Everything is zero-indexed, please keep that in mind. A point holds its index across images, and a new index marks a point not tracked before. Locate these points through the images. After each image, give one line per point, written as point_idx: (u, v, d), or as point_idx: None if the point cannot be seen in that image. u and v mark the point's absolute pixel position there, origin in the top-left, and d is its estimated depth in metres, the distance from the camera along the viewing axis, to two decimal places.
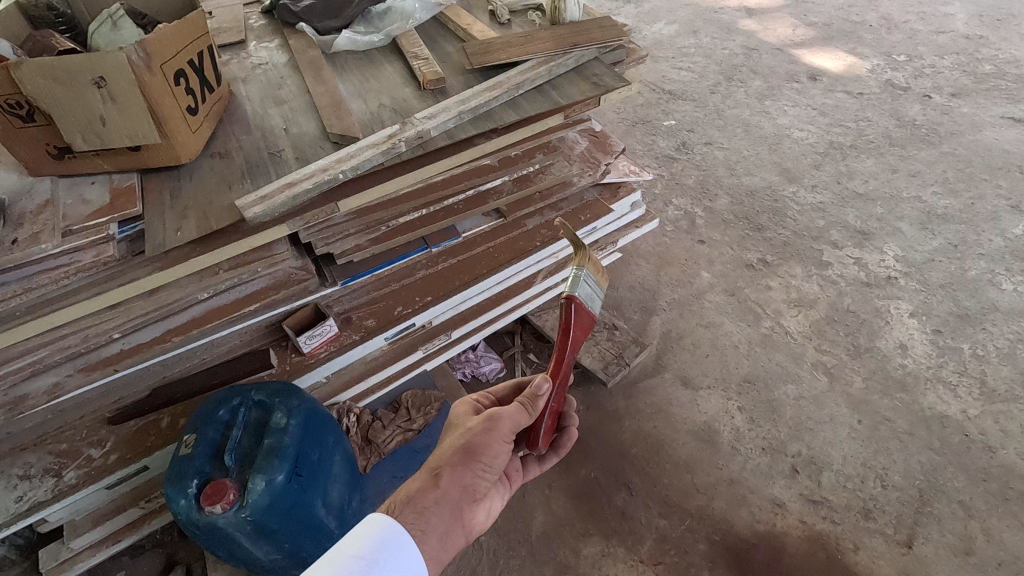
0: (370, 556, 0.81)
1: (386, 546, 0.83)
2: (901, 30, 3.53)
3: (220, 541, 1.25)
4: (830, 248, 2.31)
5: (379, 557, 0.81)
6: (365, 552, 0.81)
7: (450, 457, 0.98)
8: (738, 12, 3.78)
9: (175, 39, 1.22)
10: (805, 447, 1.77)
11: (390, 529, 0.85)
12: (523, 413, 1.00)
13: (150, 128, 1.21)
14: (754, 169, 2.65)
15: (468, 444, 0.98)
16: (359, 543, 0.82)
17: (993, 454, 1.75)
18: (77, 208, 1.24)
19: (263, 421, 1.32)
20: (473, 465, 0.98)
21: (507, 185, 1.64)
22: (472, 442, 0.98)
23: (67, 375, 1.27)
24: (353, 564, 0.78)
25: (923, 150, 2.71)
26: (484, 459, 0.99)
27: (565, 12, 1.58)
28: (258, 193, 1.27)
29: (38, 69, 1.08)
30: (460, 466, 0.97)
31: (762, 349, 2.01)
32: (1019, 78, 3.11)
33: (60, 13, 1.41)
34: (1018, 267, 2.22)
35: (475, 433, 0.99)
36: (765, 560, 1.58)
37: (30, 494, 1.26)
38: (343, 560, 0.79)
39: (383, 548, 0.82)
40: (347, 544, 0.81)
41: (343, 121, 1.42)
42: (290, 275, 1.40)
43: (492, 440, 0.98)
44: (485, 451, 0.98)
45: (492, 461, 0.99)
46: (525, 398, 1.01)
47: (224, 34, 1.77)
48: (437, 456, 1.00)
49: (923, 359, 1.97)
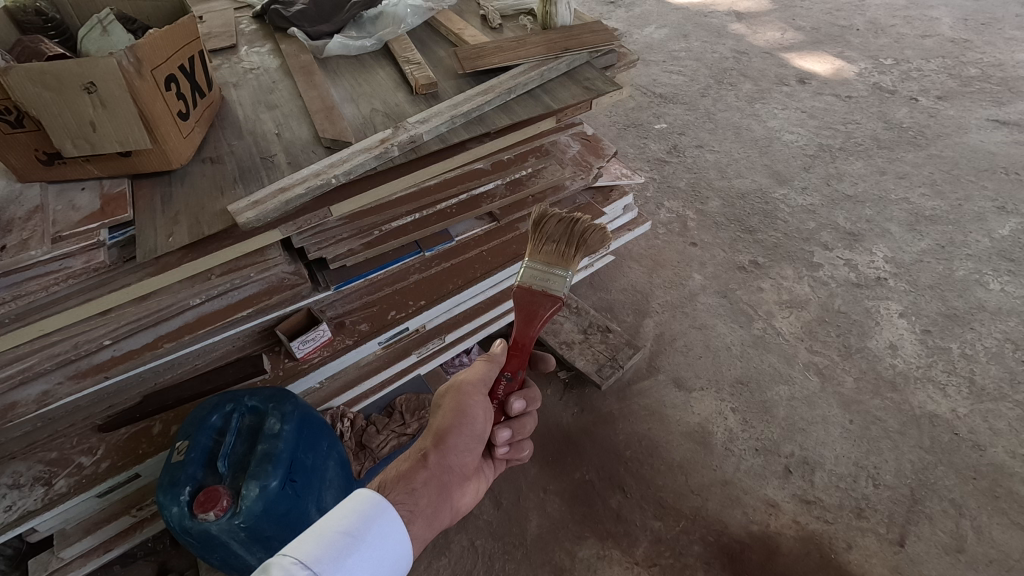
0: (355, 532, 0.78)
1: (372, 523, 0.80)
2: (888, 34, 3.57)
3: (213, 549, 1.24)
4: (821, 249, 2.33)
5: (366, 534, 0.79)
6: (350, 528, 0.78)
7: (432, 438, 1.01)
8: (728, 16, 3.81)
9: (166, 44, 1.22)
10: (798, 447, 1.78)
11: (378, 506, 0.83)
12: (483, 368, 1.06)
13: (140, 133, 1.20)
14: (745, 172, 2.67)
15: (446, 419, 1.01)
16: (345, 518, 0.79)
17: (983, 452, 1.76)
18: (68, 214, 1.23)
19: (257, 427, 1.32)
20: (454, 440, 1.00)
21: (500, 189, 1.64)
22: (450, 417, 1.01)
23: (57, 383, 1.25)
24: (338, 541, 0.76)
25: (911, 152, 2.74)
26: (465, 431, 1.01)
27: (556, 17, 1.59)
28: (251, 197, 1.26)
29: (27, 74, 1.07)
30: (444, 444, 1.00)
31: (754, 350, 2.03)
32: (1004, 81, 3.16)
33: (49, 17, 1.41)
34: (1004, 267, 2.25)
35: (452, 411, 1.01)
36: (759, 560, 1.58)
37: (19, 503, 1.24)
38: (327, 536, 0.76)
39: (369, 526, 0.80)
40: (333, 519, 0.78)
41: (335, 126, 1.43)
42: (284, 279, 1.39)
43: (468, 407, 1.01)
44: (464, 423, 1.01)
45: (472, 430, 1.01)
46: (486, 356, 1.08)
47: (216, 39, 1.77)
48: (423, 439, 1.02)
49: (913, 359, 1.99)
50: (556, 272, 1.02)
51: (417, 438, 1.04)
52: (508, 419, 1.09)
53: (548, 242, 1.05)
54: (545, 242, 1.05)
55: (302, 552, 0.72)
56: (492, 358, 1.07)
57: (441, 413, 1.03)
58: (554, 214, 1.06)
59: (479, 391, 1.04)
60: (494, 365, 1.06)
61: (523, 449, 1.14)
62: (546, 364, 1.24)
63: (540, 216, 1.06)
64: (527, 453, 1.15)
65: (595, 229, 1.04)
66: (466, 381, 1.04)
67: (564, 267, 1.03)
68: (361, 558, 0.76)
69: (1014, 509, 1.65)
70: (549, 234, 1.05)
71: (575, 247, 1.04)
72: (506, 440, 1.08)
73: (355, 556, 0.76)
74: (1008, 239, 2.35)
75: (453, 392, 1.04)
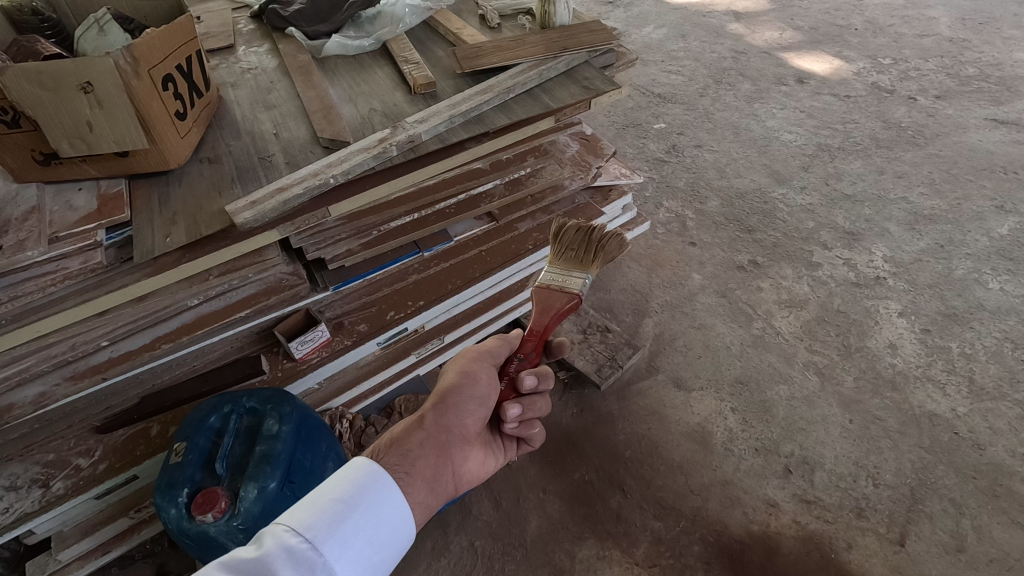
0: (349, 499, 0.78)
1: (367, 491, 0.80)
2: (887, 34, 3.58)
3: (212, 551, 1.23)
4: (820, 249, 2.33)
5: (360, 501, 0.78)
6: (344, 496, 0.78)
7: (432, 401, 1.03)
8: (726, 16, 3.81)
9: (163, 43, 1.21)
10: (797, 447, 1.78)
11: (374, 474, 0.82)
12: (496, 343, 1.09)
13: (137, 133, 1.20)
14: (744, 172, 2.67)
15: (447, 383, 1.03)
16: (339, 486, 0.79)
17: (982, 451, 1.76)
18: (64, 215, 1.22)
19: (255, 428, 1.31)
20: (454, 402, 1.01)
21: (499, 189, 1.64)
22: (452, 380, 1.03)
23: (54, 384, 1.25)
24: (330, 508, 0.76)
25: (909, 152, 2.75)
26: (464, 393, 1.02)
27: (554, 17, 1.59)
28: (249, 198, 1.26)
29: (23, 74, 1.06)
30: (442, 406, 1.01)
31: (754, 350, 2.03)
32: (1002, 80, 3.16)
33: (45, 17, 1.41)
34: (1003, 266, 2.25)
35: (453, 375, 1.03)
36: (760, 560, 1.58)
37: (16, 506, 1.24)
38: (320, 503, 0.76)
39: (364, 493, 0.79)
40: (327, 488, 0.79)
41: (333, 125, 1.42)
42: (282, 280, 1.38)
43: (467, 369, 1.03)
44: (464, 386, 1.02)
45: (473, 392, 1.02)
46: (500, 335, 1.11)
47: (213, 39, 1.76)
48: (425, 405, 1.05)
49: (913, 358, 1.99)
50: (576, 275, 1.07)
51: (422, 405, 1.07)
52: (519, 397, 1.06)
53: (567, 250, 1.10)
54: (564, 250, 1.10)
55: (294, 520, 0.73)
56: (503, 338, 1.09)
57: (445, 377, 1.05)
58: (572, 224, 1.12)
59: (482, 358, 1.06)
60: (506, 343, 1.09)
61: (532, 426, 1.08)
62: (561, 350, 1.20)
63: (557, 226, 1.12)
64: (538, 430, 1.09)
65: (610, 236, 1.09)
66: (476, 349, 1.08)
67: (582, 271, 1.08)
68: (355, 524, 0.76)
69: (1014, 508, 1.65)
70: (567, 242, 1.10)
71: (593, 253, 1.09)
72: (514, 417, 1.04)
73: (349, 523, 0.76)
74: (1007, 239, 2.35)
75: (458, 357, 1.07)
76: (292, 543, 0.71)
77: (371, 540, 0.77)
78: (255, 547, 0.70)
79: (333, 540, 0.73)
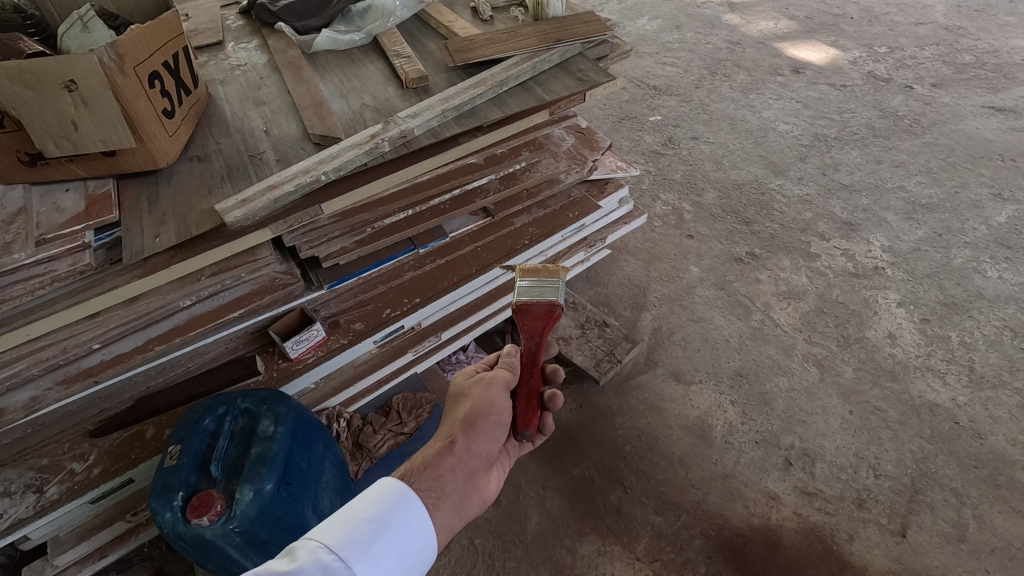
0: (380, 518, 0.78)
1: (397, 510, 0.80)
2: (882, 22, 3.56)
3: (208, 554, 1.22)
4: (819, 240, 2.32)
5: (390, 520, 0.78)
6: (375, 515, 0.78)
7: (460, 424, 0.99)
8: (721, 7, 3.79)
9: (148, 39, 1.19)
10: (797, 440, 1.77)
11: (403, 494, 0.82)
12: (512, 376, 1.06)
13: (124, 132, 1.17)
14: (741, 163, 2.65)
15: (474, 408, 1.00)
16: (370, 504, 0.79)
17: (984, 440, 1.76)
18: (52, 216, 1.20)
19: (251, 430, 1.30)
20: (481, 427, 1.00)
21: (494, 183, 1.62)
22: (475, 405, 1.01)
23: (46, 388, 1.22)
24: (364, 526, 0.76)
25: (907, 141, 2.73)
26: (491, 418, 1.01)
27: (548, 8, 1.57)
28: (241, 196, 1.24)
29: (5, 73, 1.04)
30: (470, 431, 0.99)
31: (753, 342, 2.02)
32: (999, 67, 3.15)
33: (28, 14, 1.38)
34: (1002, 254, 2.24)
35: (479, 400, 1.01)
36: (761, 553, 1.58)
37: (11, 511, 1.21)
38: (353, 520, 0.76)
39: (394, 513, 0.79)
40: (358, 505, 0.78)
41: (324, 121, 1.40)
42: (275, 279, 1.36)
43: (494, 396, 1.02)
44: (490, 412, 1.01)
45: (498, 418, 1.02)
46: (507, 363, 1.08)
47: (203, 35, 1.74)
48: (449, 425, 1.01)
49: (912, 348, 1.98)
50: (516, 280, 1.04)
51: (442, 426, 1.02)
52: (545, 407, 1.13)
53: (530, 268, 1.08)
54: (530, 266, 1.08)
55: (327, 536, 0.73)
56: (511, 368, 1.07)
57: (469, 401, 1.02)
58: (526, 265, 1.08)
59: (504, 385, 1.04)
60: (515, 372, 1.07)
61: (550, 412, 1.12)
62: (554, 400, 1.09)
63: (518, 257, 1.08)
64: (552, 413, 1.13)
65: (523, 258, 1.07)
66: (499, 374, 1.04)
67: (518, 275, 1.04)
68: (386, 545, 0.76)
69: (1015, 496, 1.64)
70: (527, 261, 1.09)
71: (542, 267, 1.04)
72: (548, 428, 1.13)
73: (379, 543, 0.75)
74: (1006, 227, 2.34)
75: (478, 381, 1.05)
76: (327, 560, 0.71)
77: (400, 561, 0.77)
78: (289, 560, 0.69)
79: (365, 560, 0.73)
